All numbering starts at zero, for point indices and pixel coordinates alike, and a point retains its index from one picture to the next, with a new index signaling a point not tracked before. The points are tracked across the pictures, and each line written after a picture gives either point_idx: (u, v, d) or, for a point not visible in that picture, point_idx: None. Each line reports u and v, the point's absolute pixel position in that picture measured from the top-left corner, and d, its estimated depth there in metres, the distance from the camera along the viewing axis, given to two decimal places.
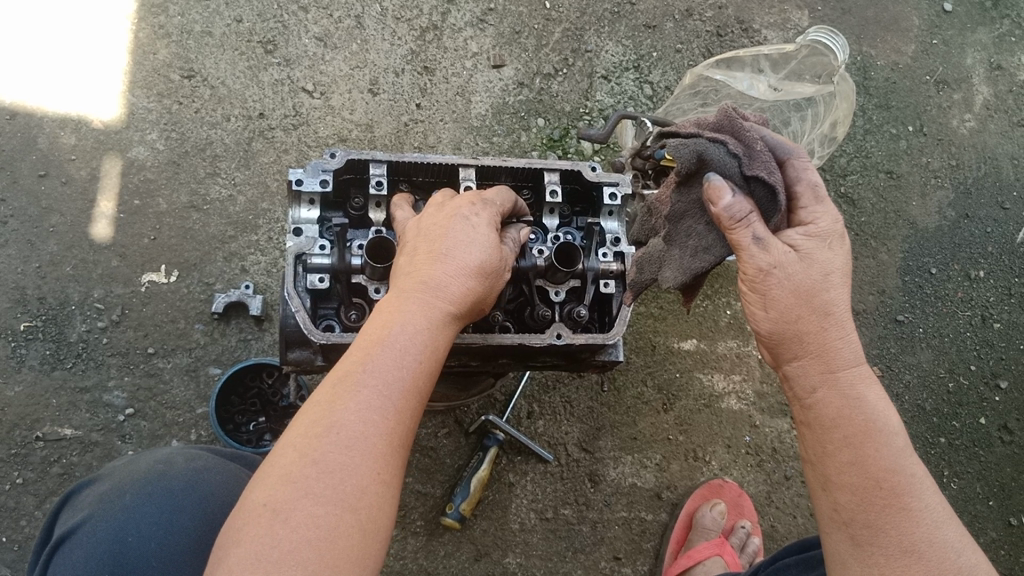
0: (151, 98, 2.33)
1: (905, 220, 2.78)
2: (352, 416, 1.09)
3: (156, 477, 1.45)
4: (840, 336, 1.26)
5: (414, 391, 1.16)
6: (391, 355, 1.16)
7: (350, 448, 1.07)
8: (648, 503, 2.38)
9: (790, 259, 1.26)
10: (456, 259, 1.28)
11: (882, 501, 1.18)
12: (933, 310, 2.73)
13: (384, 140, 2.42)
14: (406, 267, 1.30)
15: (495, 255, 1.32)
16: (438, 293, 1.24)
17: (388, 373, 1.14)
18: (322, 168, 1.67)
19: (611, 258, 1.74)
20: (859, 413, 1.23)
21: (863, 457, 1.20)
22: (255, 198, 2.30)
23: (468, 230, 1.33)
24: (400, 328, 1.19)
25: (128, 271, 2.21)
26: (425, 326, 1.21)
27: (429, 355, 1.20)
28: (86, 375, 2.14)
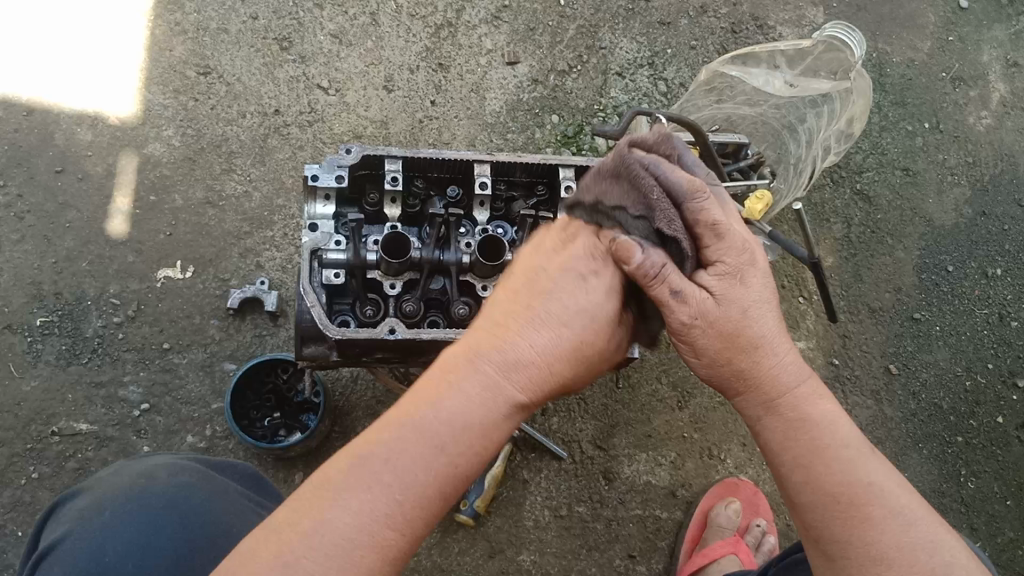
0: (167, 94, 2.34)
1: (921, 218, 2.77)
2: (345, 517, 1.02)
3: (138, 492, 1.43)
4: (777, 361, 1.22)
5: (437, 491, 1.06)
6: (417, 450, 1.05)
7: (326, 560, 0.99)
8: (662, 501, 2.37)
9: (710, 304, 1.19)
10: (539, 337, 1.14)
11: (844, 515, 1.13)
12: (950, 308, 2.71)
13: (399, 136, 2.42)
14: (497, 318, 1.17)
15: (590, 334, 1.16)
16: (505, 372, 1.12)
17: (404, 476, 1.04)
18: (337, 164, 1.67)
19: None
20: (811, 433, 1.18)
21: (818, 475, 1.16)
22: (270, 194, 2.30)
23: (569, 293, 1.17)
24: (442, 413, 1.08)
25: (144, 266, 2.21)
26: (473, 423, 1.09)
27: (472, 449, 1.08)
28: (102, 370, 2.14)
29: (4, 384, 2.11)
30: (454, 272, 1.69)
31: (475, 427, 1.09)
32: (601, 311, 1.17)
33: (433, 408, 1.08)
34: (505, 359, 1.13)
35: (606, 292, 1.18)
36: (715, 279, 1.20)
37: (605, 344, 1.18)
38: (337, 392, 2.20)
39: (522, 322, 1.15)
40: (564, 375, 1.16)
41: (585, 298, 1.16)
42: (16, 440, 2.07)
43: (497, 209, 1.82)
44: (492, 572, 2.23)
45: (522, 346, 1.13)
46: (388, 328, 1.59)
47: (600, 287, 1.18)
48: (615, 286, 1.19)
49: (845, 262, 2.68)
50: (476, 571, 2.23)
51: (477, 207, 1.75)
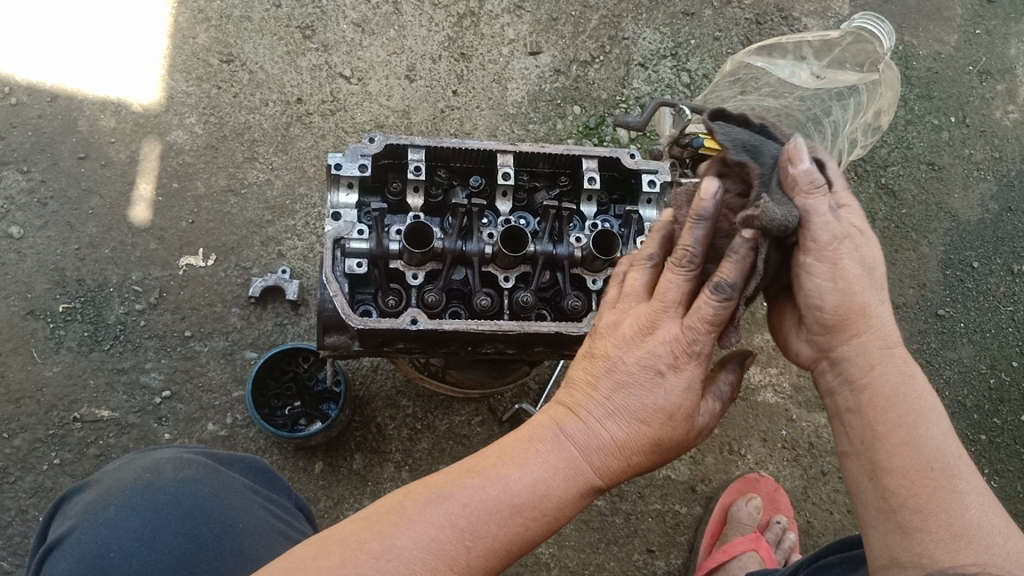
0: (190, 82, 2.33)
1: (946, 213, 2.74)
2: (413, 547, 1.06)
3: (144, 487, 1.47)
4: (891, 314, 1.19)
5: (500, 547, 1.10)
6: (492, 501, 1.10)
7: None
8: (682, 495, 2.36)
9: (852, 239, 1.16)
10: (626, 403, 1.19)
11: (932, 482, 1.09)
12: (974, 304, 2.68)
13: (421, 126, 2.41)
14: (589, 399, 1.22)
15: (667, 428, 1.18)
16: (584, 450, 1.18)
17: (481, 523, 1.09)
18: (360, 153, 1.67)
19: None
20: (913, 391, 1.15)
21: (917, 438, 1.11)
22: (292, 183, 2.30)
23: (651, 387, 1.17)
24: (525, 477, 1.13)
25: (166, 254, 2.22)
26: (555, 486, 1.14)
27: (541, 516, 1.13)
28: (123, 357, 2.15)
29: (27, 370, 2.12)
30: (476, 263, 1.68)
31: (548, 498, 1.13)
32: (680, 401, 1.18)
33: (517, 472, 1.14)
34: (582, 442, 1.18)
35: (684, 391, 1.17)
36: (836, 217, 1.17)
37: (680, 432, 1.20)
38: (357, 382, 2.20)
39: (603, 406, 1.20)
40: (634, 465, 1.20)
41: (666, 389, 1.17)
42: (38, 426, 2.08)
43: (520, 200, 1.80)
44: (510, 564, 2.23)
45: (601, 431, 1.19)
46: (410, 319, 1.58)
47: (678, 383, 1.17)
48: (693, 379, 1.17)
49: None
50: None
51: (500, 197, 1.74)
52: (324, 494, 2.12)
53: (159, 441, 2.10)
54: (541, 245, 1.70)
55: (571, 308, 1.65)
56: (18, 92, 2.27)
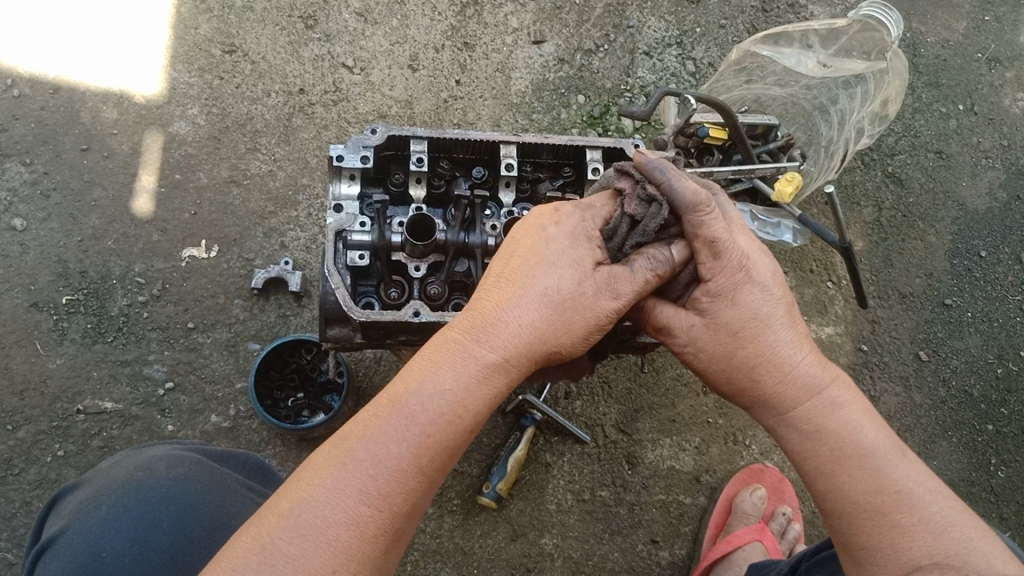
0: (192, 73, 2.33)
1: (954, 201, 2.72)
2: (320, 499, 1.09)
3: (136, 485, 1.47)
4: (792, 366, 1.22)
5: (415, 458, 1.12)
6: (392, 424, 1.12)
7: (304, 537, 1.07)
8: (686, 486, 2.36)
9: (698, 319, 1.27)
10: (525, 292, 1.23)
11: (871, 523, 1.14)
12: (982, 294, 2.67)
13: (424, 116, 2.40)
14: (479, 303, 1.25)
15: (557, 303, 1.22)
16: (482, 342, 1.20)
17: (385, 445, 1.11)
18: (362, 144, 1.65)
19: None
20: (826, 443, 1.19)
21: (841, 486, 1.16)
22: (294, 174, 2.29)
23: (541, 263, 1.25)
24: (422, 387, 1.16)
25: (169, 245, 2.21)
26: (459, 381, 1.17)
27: (449, 417, 1.14)
28: (126, 349, 2.15)
29: (31, 362, 2.12)
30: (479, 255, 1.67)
31: (451, 396, 1.16)
32: (571, 274, 1.24)
33: (415, 388, 1.16)
34: (478, 332, 1.21)
35: (570, 266, 1.25)
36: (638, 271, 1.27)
37: (584, 306, 1.24)
38: (360, 373, 2.20)
39: (499, 300, 1.23)
40: (545, 338, 1.22)
41: (555, 264, 1.25)
42: (42, 418, 2.09)
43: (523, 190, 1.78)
44: (513, 555, 2.23)
45: (495, 319, 1.21)
46: (413, 311, 1.57)
47: (561, 238, 1.29)
48: (581, 253, 1.27)
49: (875, 246, 2.64)
50: (499, 554, 2.23)
51: (503, 188, 1.73)
52: None
53: (162, 433, 2.11)
54: None
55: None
56: (20, 85, 2.27)
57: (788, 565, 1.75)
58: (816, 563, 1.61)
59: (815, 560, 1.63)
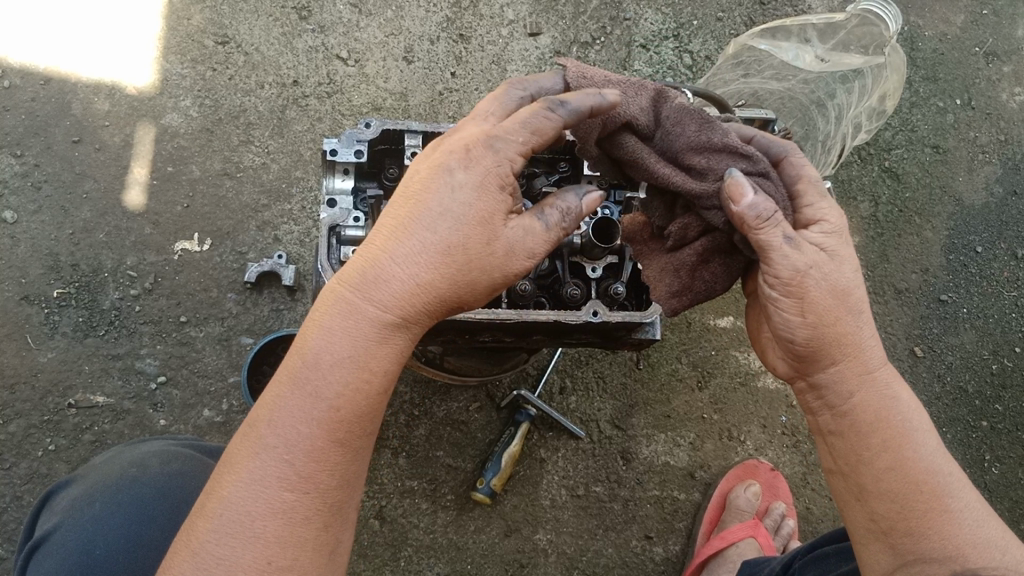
0: (185, 64, 2.30)
1: (951, 197, 2.71)
2: (242, 492, 1.09)
3: (129, 483, 1.46)
4: (868, 336, 1.25)
5: (327, 431, 1.11)
6: (293, 404, 1.11)
7: (230, 535, 1.08)
8: (681, 482, 2.36)
9: (822, 260, 1.22)
10: (411, 238, 1.14)
11: (922, 505, 1.20)
12: (978, 289, 2.66)
13: (418, 109, 2.38)
14: (365, 250, 1.17)
15: (460, 236, 1.14)
16: (367, 296, 1.14)
17: (289, 430, 1.10)
18: (356, 138, 1.65)
19: None
20: (896, 414, 1.23)
21: (904, 461, 1.21)
22: (288, 166, 2.27)
23: (438, 193, 1.15)
24: (310, 359, 1.12)
25: (161, 238, 2.20)
26: (351, 339, 1.13)
27: (354, 384, 1.12)
28: (118, 343, 2.13)
29: (21, 356, 2.10)
30: None
31: (348, 360, 1.12)
32: (478, 207, 1.15)
33: (305, 360, 1.12)
34: (366, 285, 1.15)
35: (478, 189, 1.16)
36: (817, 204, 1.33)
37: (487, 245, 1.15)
38: None
39: (384, 243, 1.16)
40: (441, 286, 1.14)
41: (455, 190, 1.15)
42: (33, 412, 2.07)
43: None
44: (508, 551, 2.23)
45: (382, 271, 1.14)
46: None
47: (470, 182, 1.15)
48: (485, 174, 1.16)
49: (871, 242, 2.62)
50: (492, 549, 2.22)
51: None
52: None
53: (155, 428, 2.09)
54: None
55: (570, 296, 1.66)
56: (10, 76, 2.24)
57: (783, 560, 1.75)
58: (809, 560, 1.62)
59: (807, 557, 1.63)
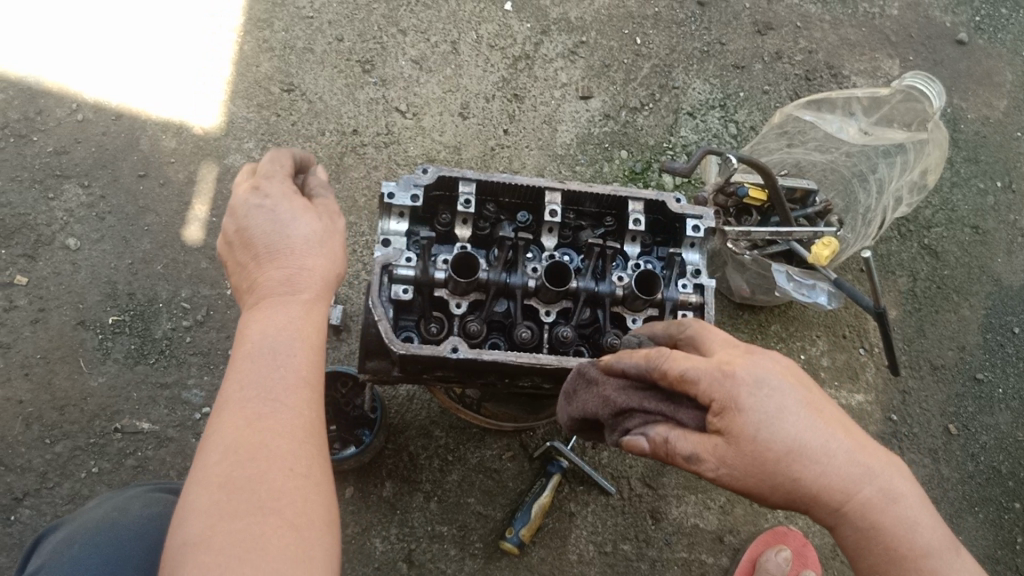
0: (250, 109, 2.40)
1: (989, 277, 2.73)
2: (235, 432, 1.10)
3: (110, 526, 1.44)
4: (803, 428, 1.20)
5: (299, 376, 1.18)
6: (253, 364, 1.16)
7: (251, 463, 1.07)
8: (709, 545, 2.37)
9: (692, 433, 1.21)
10: (292, 245, 1.31)
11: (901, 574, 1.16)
12: (1014, 370, 2.66)
13: (471, 162, 2.45)
14: (252, 274, 1.30)
15: (326, 253, 1.33)
16: (279, 289, 1.26)
17: (264, 378, 1.15)
18: (413, 183, 1.73)
19: (690, 290, 1.76)
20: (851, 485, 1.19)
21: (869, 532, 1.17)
22: (342, 211, 2.34)
23: (296, 223, 1.34)
24: (258, 338, 1.19)
25: (216, 273, 2.27)
26: (291, 316, 1.23)
27: (302, 340, 1.22)
28: (167, 372, 2.19)
29: (73, 379, 2.15)
30: (519, 296, 1.72)
31: (290, 328, 1.22)
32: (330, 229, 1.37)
33: (251, 340, 1.19)
34: (274, 282, 1.27)
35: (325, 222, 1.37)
36: (720, 354, 1.23)
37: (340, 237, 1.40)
38: (393, 410, 2.33)
39: (267, 256, 1.30)
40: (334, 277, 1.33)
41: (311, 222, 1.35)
42: (79, 434, 2.11)
43: (565, 237, 1.86)
44: None
45: (280, 270, 1.28)
46: (451, 347, 1.62)
47: (307, 213, 1.36)
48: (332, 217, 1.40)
49: (908, 316, 2.64)
50: None
51: (546, 233, 1.78)
52: (353, 520, 2.21)
53: (196, 457, 2.13)
54: (584, 282, 1.74)
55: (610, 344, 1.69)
56: (84, 110, 2.34)
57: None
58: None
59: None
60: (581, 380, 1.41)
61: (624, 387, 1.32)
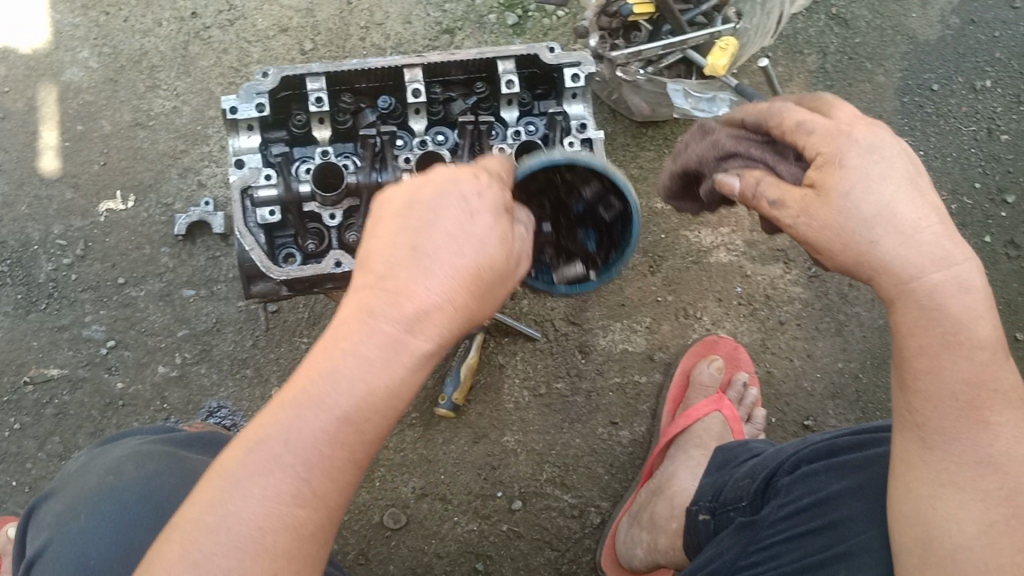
0: (76, 13, 2.20)
1: (903, 35, 2.56)
2: (317, 419, 1.00)
3: (108, 491, 1.45)
4: (920, 235, 1.08)
5: (343, 445, 1.01)
6: (312, 416, 1.00)
7: (301, 442, 0.99)
8: (641, 365, 2.44)
9: (771, 182, 1.21)
10: (437, 265, 1.05)
11: (961, 405, 1.11)
12: (936, 130, 2.55)
13: (328, 24, 2.24)
14: (381, 251, 1.08)
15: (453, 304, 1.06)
16: (398, 341, 1.03)
17: (297, 448, 0.99)
18: (255, 91, 1.63)
19: (577, 146, 1.68)
20: (936, 323, 1.10)
21: (942, 369, 1.11)
22: (200, 107, 2.18)
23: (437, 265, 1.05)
24: (326, 392, 1.01)
25: (84, 201, 2.15)
26: (364, 378, 1.02)
27: (357, 414, 1.01)
28: (62, 314, 2.12)
29: None
30: None
31: (360, 387, 1.02)
32: (491, 241, 1.08)
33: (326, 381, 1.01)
34: (374, 304, 1.04)
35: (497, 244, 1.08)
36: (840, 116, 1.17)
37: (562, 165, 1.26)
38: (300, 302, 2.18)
39: (414, 258, 1.06)
40: (465, 310, 1.07)
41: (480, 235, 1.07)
42: None
43: (435, 112, 1.76)
44: (479, 456, 2.35)
45: (411, 292, 1.04)
46: (334, 261, 1.62)
47: (454, 234, 1.07)
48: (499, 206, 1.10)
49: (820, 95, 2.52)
50: (464, 457, 2.35)
51: (413, 116, 1.72)
52: None
53: (113, 392, 2.10)
54: None
55: None
56: None
57: (768, 472, 1.68)
58: (791, 487, 1.55)
59: (795, 477, 1.57)
60: (695, 136, 1.52)
61: (733, 133, 1.36)
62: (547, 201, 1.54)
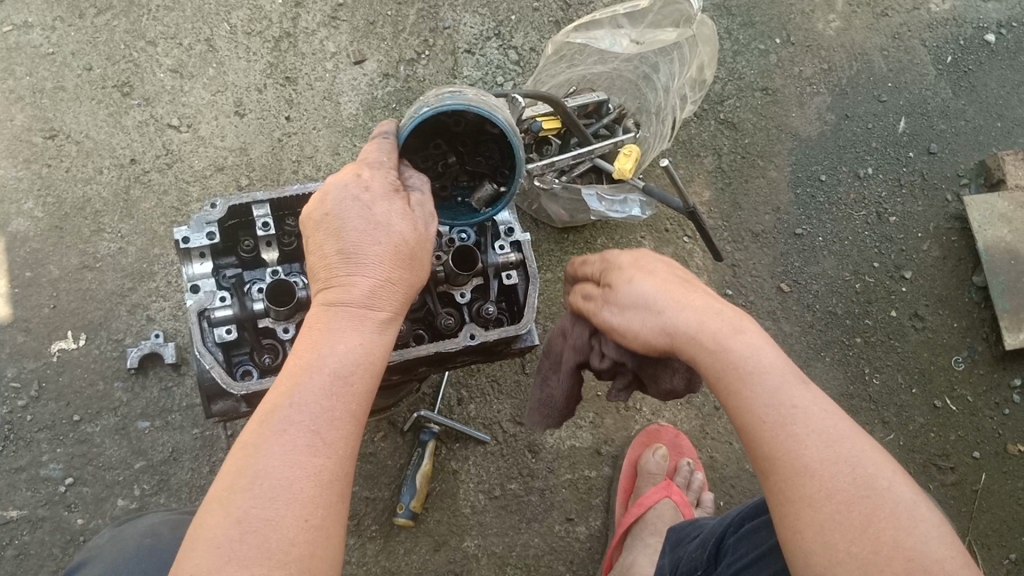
0: (19, 166, 2.30)
1: (787, 133, 2.82)
2: (273, 468, 1.14)
3: (147, 550, 1.59)
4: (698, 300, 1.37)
5: (315, 468, 1.17)
6: (279, 451, 1.16)
7: (273, 493, 1.13)
8: (589, 461, 2.51)
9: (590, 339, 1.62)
10: (340, 351, 1.28)
11: (780, 465, 1.20)
12: (829, 216, 2.79)
13: (261, 160, 2.40)
14: (300, 345, 1.29)
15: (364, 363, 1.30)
16: (331, 393, 1.23)
17: (266, 486, 1.13)
18: (205, 220, 1.67)
19: (508, 250, 1.80)
20: (731, 360, 1.28)
21: (750, 402, 1.25)
22: (145, 246, 2.28)
23: (339, 344, 1.29)
24: (278, 444, 1.17)
25: (35, 343, 2.20)
26: (312, 425, 1.19)
27: (311, 451, 1.17)
28: (18, 456, 2.14)
29: None
30: None
31: (308, 440, 1.18)
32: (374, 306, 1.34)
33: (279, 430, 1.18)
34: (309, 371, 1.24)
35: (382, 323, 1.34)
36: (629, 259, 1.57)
37: (424, 239, 1.42)
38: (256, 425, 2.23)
39: (321, 338, 1.29)
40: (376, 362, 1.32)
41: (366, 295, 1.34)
42: None
43: None
44: (440, 564, 2.35)
45: (324, 359, 1.26)
46: None
47: (350, 321, 1.32)
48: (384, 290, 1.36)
49: (721, 194, 2.74)
50: (426, 566, 2.34)
51: None
52: None
53: (74, 528, 2.11)
54: None
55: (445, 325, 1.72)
56: None
57: (718, 535, 1.75)
58: (739, 539, 1.63)
59: (741, 534, 1.63)
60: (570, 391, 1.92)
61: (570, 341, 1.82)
62: (442, 141, 1.57)
